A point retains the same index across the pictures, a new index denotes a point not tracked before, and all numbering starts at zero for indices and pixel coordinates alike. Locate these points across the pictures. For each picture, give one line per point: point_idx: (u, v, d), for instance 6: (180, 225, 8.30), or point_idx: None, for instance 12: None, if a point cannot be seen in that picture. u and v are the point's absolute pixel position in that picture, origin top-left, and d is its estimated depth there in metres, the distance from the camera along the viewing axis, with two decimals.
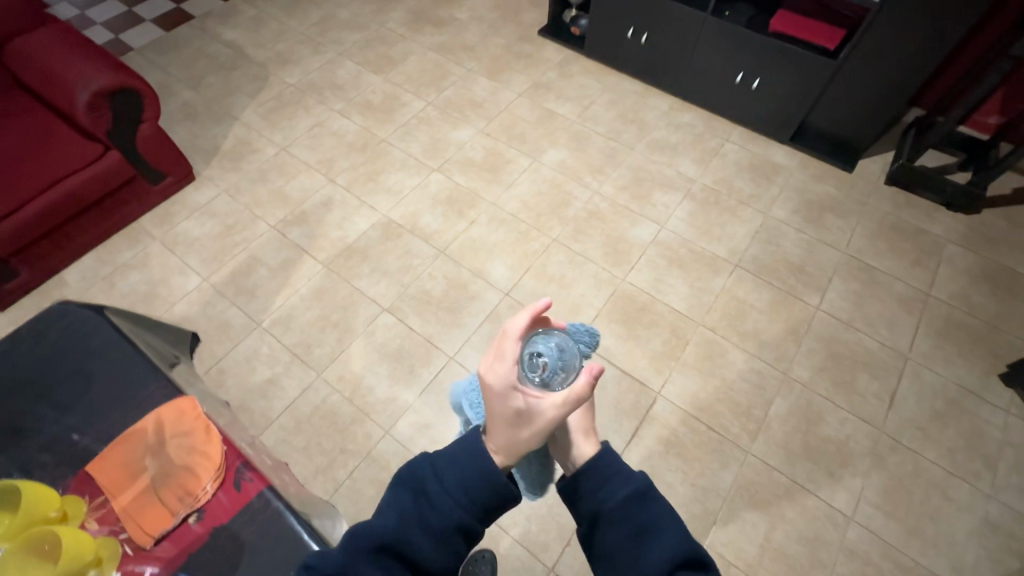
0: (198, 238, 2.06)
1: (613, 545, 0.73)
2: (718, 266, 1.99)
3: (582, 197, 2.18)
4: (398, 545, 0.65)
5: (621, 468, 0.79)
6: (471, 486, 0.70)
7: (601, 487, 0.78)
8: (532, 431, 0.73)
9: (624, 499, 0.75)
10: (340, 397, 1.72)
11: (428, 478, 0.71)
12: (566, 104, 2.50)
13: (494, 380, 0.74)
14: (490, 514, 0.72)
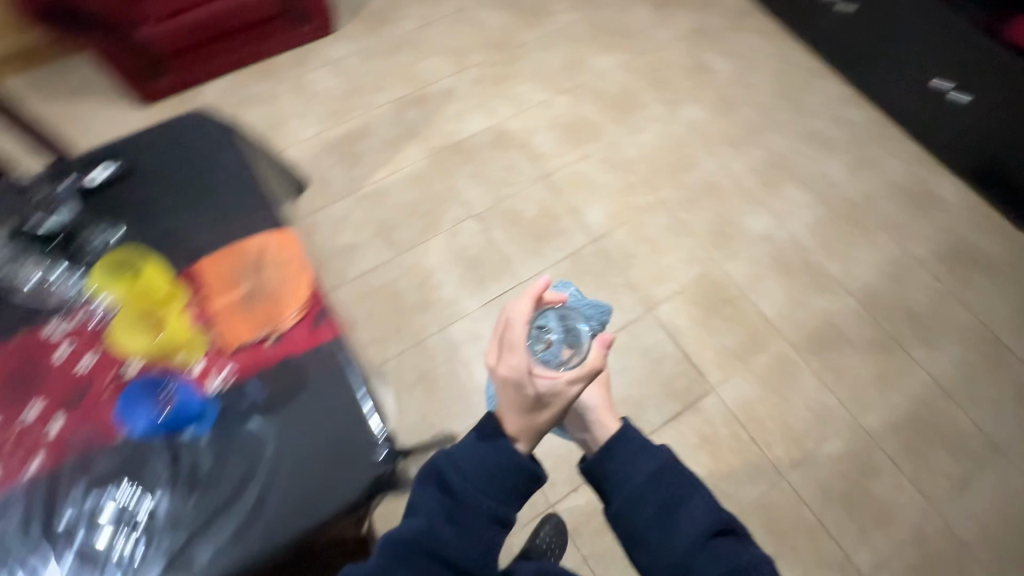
0: (324, 91, 2.11)
1: (641, 520, 0.77)
2: (826, 286, 1.82)
3: (707, 166, 2.01)
4: (432, 542, 0.72)
5: (646, 444, 0.82)
6: (491, 471, 0.77)
7: (629, 465, 0.80)
8: (552, 410, 0.79)
9: (653, 475, 0.79)
10: (409, 282, 1.78)
11: (448, 472, 0.77)
12: (726, 60, 2.25)
13: (509, 371, 0.76)
14: (516, 493, 0.78)
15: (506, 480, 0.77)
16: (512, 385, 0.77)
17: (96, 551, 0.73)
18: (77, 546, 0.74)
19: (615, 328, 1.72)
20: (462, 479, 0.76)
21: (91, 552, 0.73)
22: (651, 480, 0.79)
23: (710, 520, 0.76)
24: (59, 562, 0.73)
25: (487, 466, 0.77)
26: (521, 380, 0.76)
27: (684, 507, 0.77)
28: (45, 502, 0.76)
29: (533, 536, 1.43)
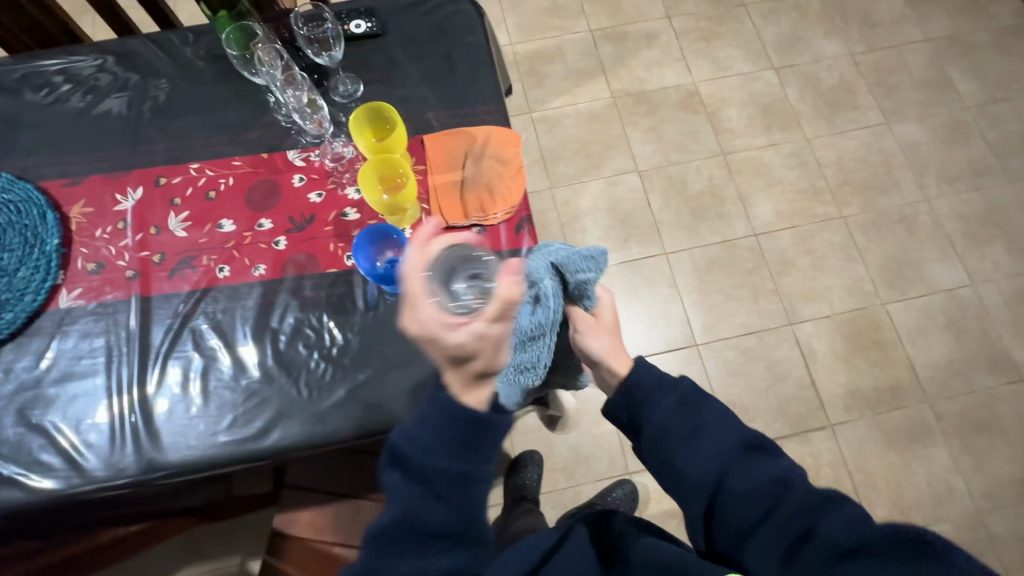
0: (525, 2, 2.05)
1: (660, 458, 0.70)
2: (1000, 366, 1.61)
3: (907, 195, 1.78)
4: (415, 527, 0.61)
5: (659, 372, 0.75)
6: (454, 432, 0.62)
7: (645, 394, 0.73)
8: (484, 358, 0.62)
9: (671, 403, 0.71)
10: (555, 218, 1.77)
11: (406, 448, 0.62)
12: (975, 82, 1.93)
13: (413, 329, 0.61)
14: (491, 441, 0.63)
15: (471, 441, 0.62)
16: (424, 341, 0.62)
17: (295, 359, 0.82)
18: (278, 350, 0.83)
19: (746, 330, 1.64)
20: (417, 461, 0.62)
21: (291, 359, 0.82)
22: (672, 407, 0.71)
23: (744, 438, 0.68)
24: (263, 353, 0.83)
25: (445, 440, 0.61)
26: (426, 332, 0.61)
27: (710, 425, 0.69)
28: (261, 304, 0.85)
29: (604, 493, 1.45)
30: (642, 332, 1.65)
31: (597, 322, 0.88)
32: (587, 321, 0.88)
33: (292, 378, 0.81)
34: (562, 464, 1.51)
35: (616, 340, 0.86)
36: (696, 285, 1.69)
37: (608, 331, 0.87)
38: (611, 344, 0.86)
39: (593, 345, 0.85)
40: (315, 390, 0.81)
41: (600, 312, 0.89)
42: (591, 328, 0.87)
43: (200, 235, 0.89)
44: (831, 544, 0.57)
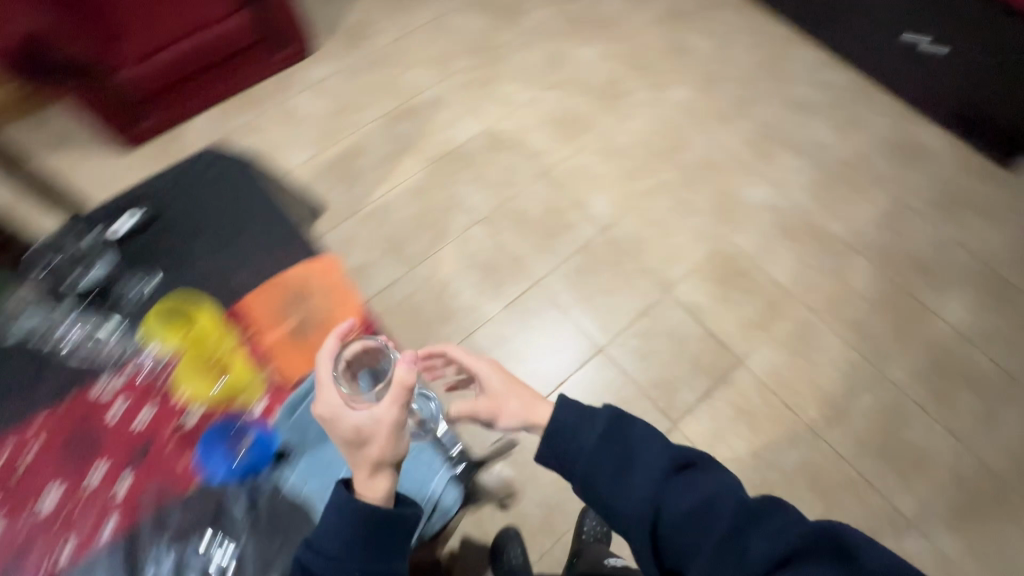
0: (310, 114, 2.08)
1: (604, 495, 0.80)
2: (833, 246, 1.86)
3: (700, 144, 2.04)
4: None
5: (582, 410, 0.86)
6: (350, 537, 0.69)
7: (573, 437, 0.84)
8: (377, 443, 0.69)
9: (603, 435, 0.82)
10: (426, 296, 1.77)
11: (309, 557, 0.69)
12: (703, 38, 2.29)
13: (321, 410, 0.70)
14: (387, 544, 0.71)
15: (371, 538, 0.70)
16: (329, 423, 0.70)
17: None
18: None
19: (635, 314, 1.74)
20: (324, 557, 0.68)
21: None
22: (604, 441, 0.82)
23: (674, 453, 0.80)
24: None
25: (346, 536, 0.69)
26: (332, 413, 0.69)
27: (646, 452, 0.80)
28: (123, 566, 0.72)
29: (578, 532, 1.42)
30: (547, 360, 1.68)
31: (491, 395, 0.95)
32: (485, 402, 0.94)
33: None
34: (539, 523, 1.46)
35: (520, 399, 0.93)
36: (576, 295, 1.77)
37: (507, 393, 0.94)
38: (519, 407, 0.92)
39: (509, 419, 0.92)
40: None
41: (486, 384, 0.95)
42: (495, 408, 0.93)
43: (17, 529, 0.75)
44: (758, 562, 0.68)
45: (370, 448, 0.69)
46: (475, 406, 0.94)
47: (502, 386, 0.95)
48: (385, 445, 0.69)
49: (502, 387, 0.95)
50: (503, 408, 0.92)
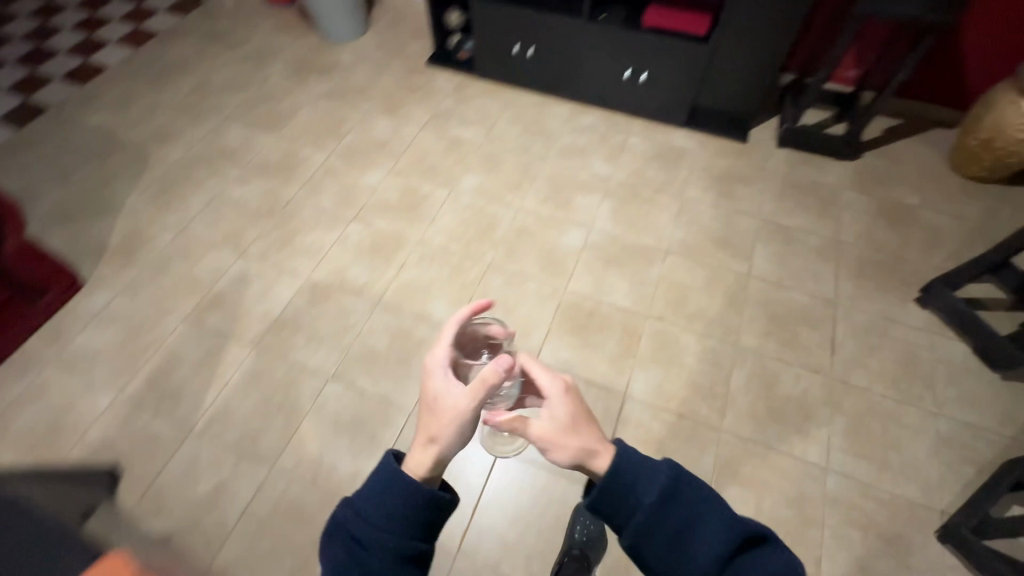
0: (101, 349, 1.85)
1: (660, 544, 0.94)
2: (651, 256, 2.04)
3: (506, 216, 2.18)
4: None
5: (649, 470, 0.97)
6: (391, 508, 0.86)
7: (638, 492, 0.96)
8: (444, 418, 0.92)
9: (662, 498, 0.95)
10: (302, 485, 1.58)
11: (352, 522, 0.86)
12: (471, 128, 2.51)
13: (429, 364, 0.97)
14: (419, 527, 0.87)
15: (402, 512, 0.86)
16: (424, 379, 0.97)
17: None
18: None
19: None
20: (365, 521, 0.85)
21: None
22: (664, 502, 0.95)
23: (728, 522, 0.95)
24: None
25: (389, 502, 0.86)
26: (431, 372, 0.96)
27: (704, 522, 0.95)
28: None
29: (571, 534, 1.43)
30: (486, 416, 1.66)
31: (561, 425, 1.04)
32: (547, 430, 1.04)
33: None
34: None
35: (582, 441, 1.03)
36: None
37: (570, 431, 1.04)
38: (579, 448, 1.02)
39: (564, 449, 1.03)
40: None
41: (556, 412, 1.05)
42: (556, 438, 1.03)
43: None
44: None
45: (436, 418, 0.92)
46: (537, 427, 1.04)
47: (573, 420, 1.05)
48: (441, 427, 0.91)
49: (568, 425, 1.05)
50: (565, 442, 1.02)
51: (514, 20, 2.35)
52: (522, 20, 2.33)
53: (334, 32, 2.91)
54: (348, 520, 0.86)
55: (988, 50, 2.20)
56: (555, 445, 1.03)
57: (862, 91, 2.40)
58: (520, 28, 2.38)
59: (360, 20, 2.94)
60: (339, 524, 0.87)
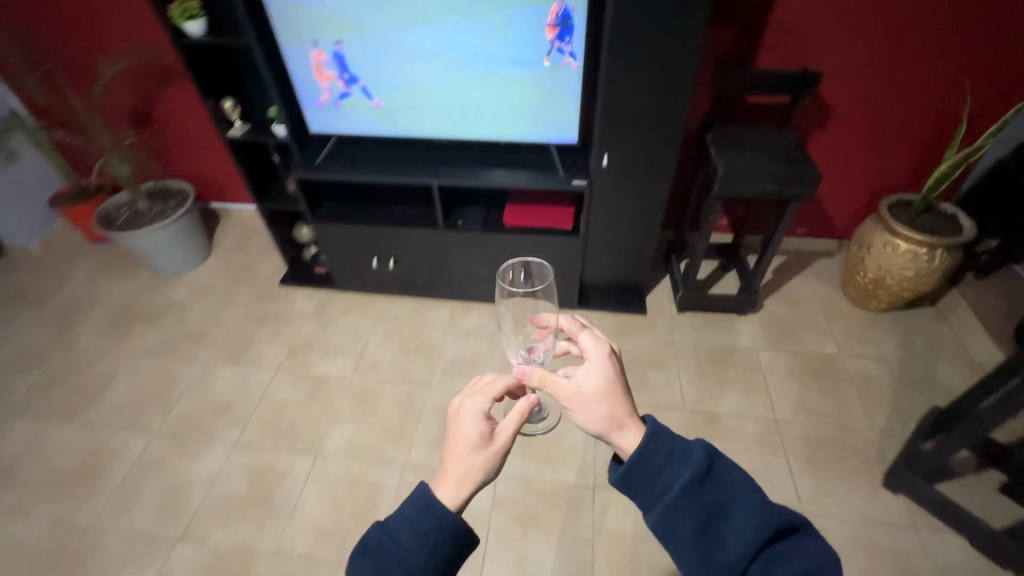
0: None
1: (687, 535, 0.86)
2: (577, 501, 1.64)
3: (391, 482, 1.71)
4: None
5: (678, 450, 0.91)
6: (426, 535, 0.84)
7: (664, 472, 0.90)
8: (483, 452, 1.06)
9: (691, 481, 0.87)
10: None
11: (383, 546, 0.82)
12: (337, 360, 2.11)
13: (469, 402, 1.11)
14: (447, 558, 0.85)
15: (436, 537, 0.84)
16: (462, 414, 1.10)
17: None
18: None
19: None
20: (397, 554, 0.81)
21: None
22: (693, 486, 0.87)
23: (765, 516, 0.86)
24: None
25: (423, 541, 0.83)
26: (474, 411, 1.10)
27: (740, 515, 0.86)
28: None
29: None
30: None
31: (596, 384, 1.13)
32: (582, 386, 1.13)
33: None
34: None
35: (612, 408, 1.09)
36: None
37: (603, 398, 1.10)
38: (608, 414, 1.08)
39: (594, 412, 1.09)
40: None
41: (591, 375, 1.13)
42: (587, 396, 1.11)
43: None
44: None
45: (469, 453, 1.05)
46: (573, 386, 1.13)
47: (608, 388, 1.12)
48: (467, 472, 1.02)
49: (602, 392, 1.11)
50: (594, 405, 1.08)
51: (364, 237, 2.08)
52: (374, 237, 2.06)
53: (163, 266, 2.48)
54: (380, 552, 0.82)
55: (843, 189, 2.22)
56: (588, 405, 1.10)
57: (742, 240, 2.31)
58: (374, 244, 2.10)
59: (197, 247, 2.56)
60: (369, 549, 0.83)
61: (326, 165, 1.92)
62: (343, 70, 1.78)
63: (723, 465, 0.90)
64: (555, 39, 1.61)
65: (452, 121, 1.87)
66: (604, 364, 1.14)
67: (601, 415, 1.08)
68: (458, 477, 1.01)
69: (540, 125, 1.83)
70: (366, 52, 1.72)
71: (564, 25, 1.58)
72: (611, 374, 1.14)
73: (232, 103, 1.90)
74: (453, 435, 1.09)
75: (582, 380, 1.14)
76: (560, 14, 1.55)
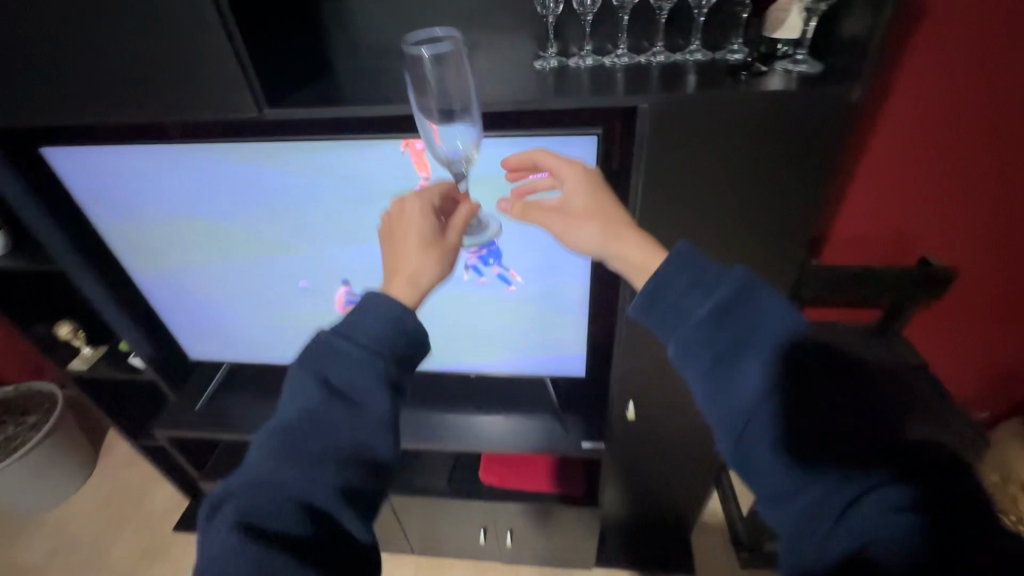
0: None
1: (699, 380, 0.60)
2: None
3: None
4: (320, 435, 0.62)
5: (709, 274, 0.62)
6: (387, 335, 0.68)
7: (684, 306, 0.62)
8: (425, 249, 0.78)
9: (711, 314, 0.59)
10: None
11: (334, 349, 0.66)
12: None
13: (400, 205, 0.83)
14: (405, 360, 0.70)
15: (401, 344, 0.69)
16: (398, 216, 0.82)
17: (223, 536, 0.55)
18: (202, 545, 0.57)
19: None
20: (357, 357, 0.66)
21: (214, 547, 0.55)
22: (717, 319, 0.59)
23: (829, 396, 0.53)
24: None
25: (389, 339, 0.68)
26: (413, 212, 0.81)
27: (782, 389, 0.55)
28: None
29: None
30: None
31: (583, 196, 0.78)
32: (569, 206, 0.79)
33: (263, 546, 0.55)
34: None
35: (614, 222, 0.75)
36: None
37: (595, 213, 0.77)
38: (615, 233, 0.74)
39: (591, 241, 0.76)
40: (296, 516, 0.58)
41: (574, 191, 0.80)
42: (577, 219, 0.77)
43: None
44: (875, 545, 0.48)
45: (414, 255, 0.77)
46: (557, 210, 0.79)
47: (601, 199, 0.78)
48: (429, 269, 0.77)
49: (591, 206, 0.78)
50: (586, 226, 0.76)
51: None
52: None
53: (23, 507, 1.78)
54: (334, 361, 0.66)
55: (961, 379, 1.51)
56: (578, 228, 0.77)
57: None
58: None
59: (76, 468, 1.87)
60: (316, 359, 0.66)
61: (216, 411, 1.29)
62: (233, 294, 1.17)
63: (753, 319, 0.58)
64: (475, 259, 1.03)
65: None
66: (586, 175, 0.80)
67: (602, 241, 0.75)
68: (420, 274, 0.76)
69: (527, 357, 1.18)
70: (259, 271, 1.12)
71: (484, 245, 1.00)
72: (600, 185, 0.79)
73: (69, 327, 1.29)
74: (404, 229, 0.81)
75: (569, 198, 0.80)
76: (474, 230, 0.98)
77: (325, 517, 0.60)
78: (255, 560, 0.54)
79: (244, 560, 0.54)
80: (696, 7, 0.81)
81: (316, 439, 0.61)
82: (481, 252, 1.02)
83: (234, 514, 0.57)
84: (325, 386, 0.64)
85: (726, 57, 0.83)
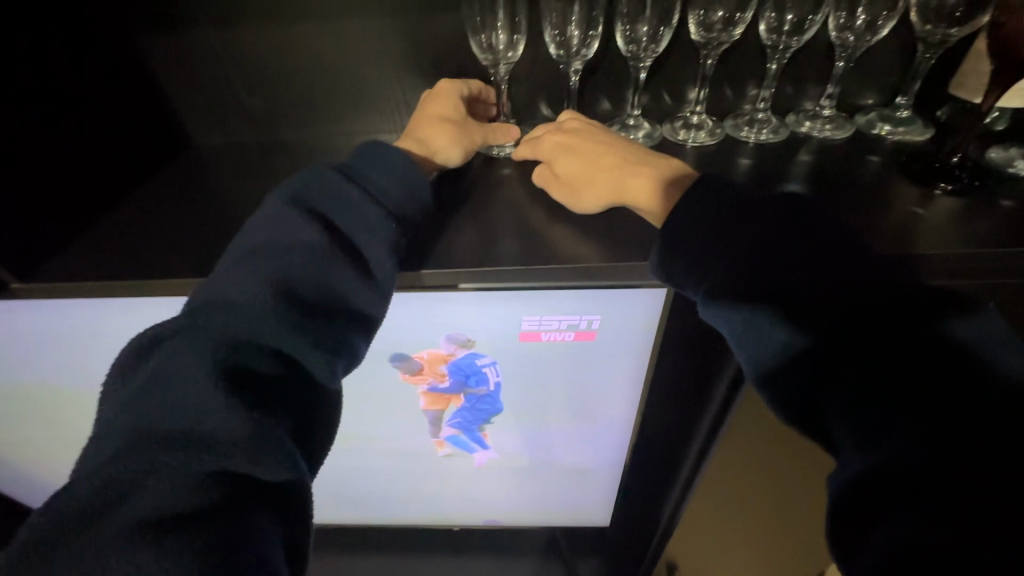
0: None
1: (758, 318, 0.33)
2: None
3: None
4: (299, 283, 0.33)
5: (736, 200, 0.37)
6: (404, 174, 0.42)
7: (705, 221, 0.37)
8: (435, 126, 0.49)
9: (742, 223, 0.35)
10: None
11: (328, 183, 0.39)
12: None
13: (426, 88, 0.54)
14: (415, 210, 0.42)
15: (411, 188, 0.42)
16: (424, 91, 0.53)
17: (184, 382, 0.27)
18: (122, 397, 0.28)
19: None
20: (372, 203, 0.39)
21: (159, 395, 0.27)
22: (756, 226, 0.35)
23: (812, 251, 0.33)
24: None
25: (417, 192, 0.43)
26: (439, 89, 0.52)
27: (768, 269, 0.33)
28: None
29: None
30: None
31: (569, 151, 0.48)
32: (550, 166, 0.50)
33: (233, 403, 0.27)
34: None
35: (623, 172, 0.45)
36: None
37: (628, 167, 0.46)
38: (630, 188, 0.45)
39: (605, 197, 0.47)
40: (288, 389, 0.30)
41: (577, 158, 0.48)
42: (570, 184, 0.48)
43: None
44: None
45: (432, 123, 0.50)
46: (568, 190, 0.48)
47: (594, 145, 0.48)
48: (440, 135, 0.49)
49: (613, 162, 0.46)
50: (608, 193, 0.46)
51: None
52: None
53: None
54: (335, 194, 0.38)
55: None
56: (574, 194, 0.47)
57: None
58: None
59: None
60: (308, 189, 0.38)
61: None
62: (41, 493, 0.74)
63: (813, 225, 0.34)
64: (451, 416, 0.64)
65: (344, 514, 0.83)
66: (569, 134, 0.50)
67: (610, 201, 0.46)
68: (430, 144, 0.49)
69: (532, 513, 0.84)
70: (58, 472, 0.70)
71: (468, 384, 0.60)
72: (588, 135, 0.49)
73: None
74: (418, 102, 0.52)
75: (545, 158, 0.50)
76: (449, 361, 0.58)
77: (320, 403, 0.31)
78: (246, 432, 0.26)
79: (229, 427, 0.26)
80: (839, 46, 0.45)
81: (310, 282, 0.33)
82: (466, 408, 0.63)
83: (191, 348, 0.28)
84: (320, 221, 0.36)
85: (882, 135, 0.49)
